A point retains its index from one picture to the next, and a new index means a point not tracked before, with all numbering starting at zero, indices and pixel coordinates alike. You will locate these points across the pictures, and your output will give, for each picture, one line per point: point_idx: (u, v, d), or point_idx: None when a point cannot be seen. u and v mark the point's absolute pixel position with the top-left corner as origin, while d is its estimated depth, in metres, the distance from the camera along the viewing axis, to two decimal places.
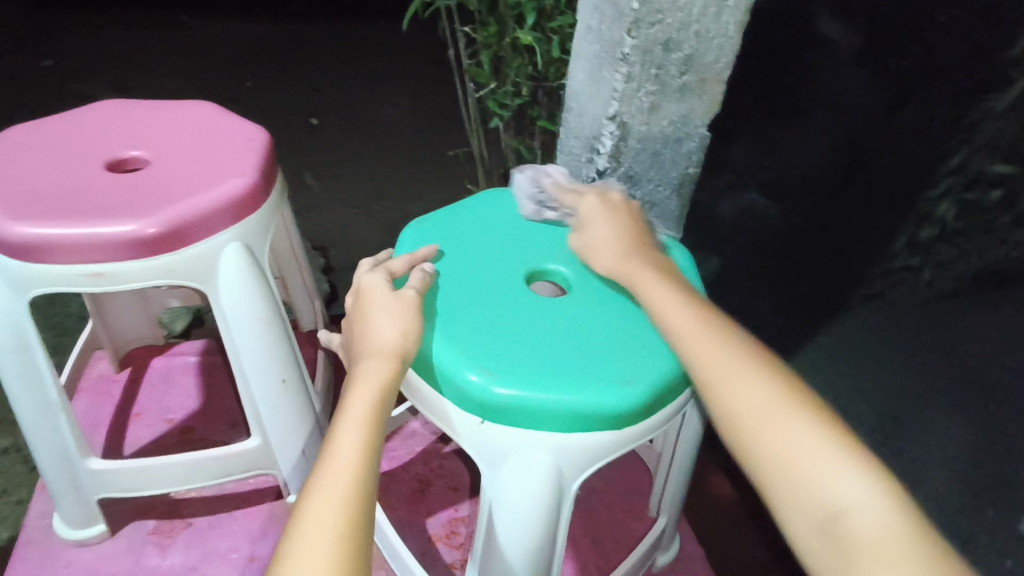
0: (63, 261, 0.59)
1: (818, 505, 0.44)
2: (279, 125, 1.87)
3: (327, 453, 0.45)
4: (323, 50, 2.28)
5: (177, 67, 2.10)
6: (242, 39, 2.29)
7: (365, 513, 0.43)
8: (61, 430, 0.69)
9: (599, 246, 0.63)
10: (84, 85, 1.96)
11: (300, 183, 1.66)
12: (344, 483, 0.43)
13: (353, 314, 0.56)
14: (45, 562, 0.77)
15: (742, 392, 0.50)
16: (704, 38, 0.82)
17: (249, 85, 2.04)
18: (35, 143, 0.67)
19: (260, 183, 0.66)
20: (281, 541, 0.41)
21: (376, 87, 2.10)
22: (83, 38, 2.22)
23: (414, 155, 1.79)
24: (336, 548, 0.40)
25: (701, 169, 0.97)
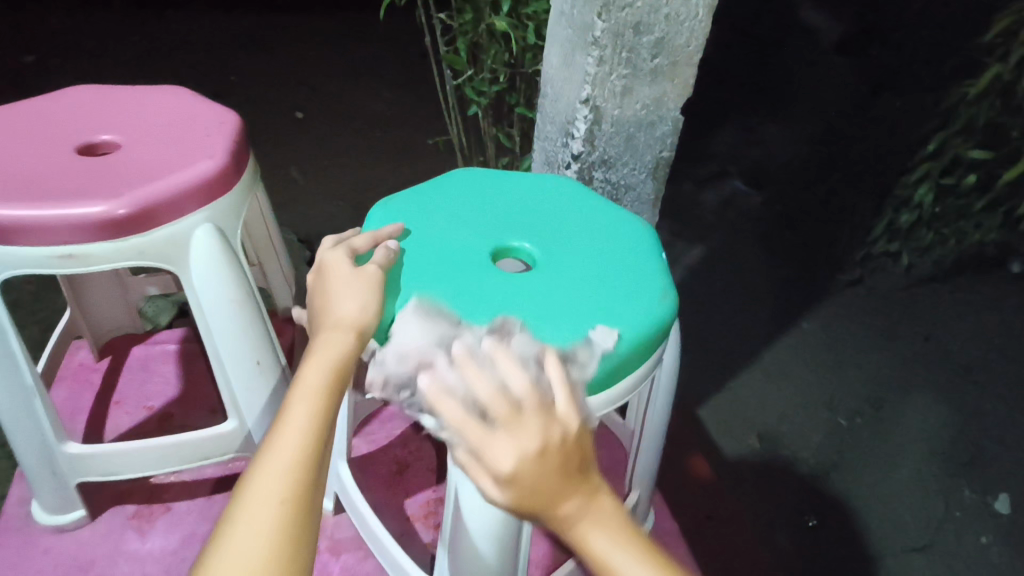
0: (35, 244, 0.59)
1: None
2: (263, 118, 1.87)
3: (279, 420, 0.46)
4: (306, 42, 2.27)
5: (163, 61, 2.08)
6: (224, 34, 2.27)
7: (314, 478, 0.44)
8: (37, 415, 0.69)
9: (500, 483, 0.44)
10: (66, 82, 1.94)
11: (286, 176, 1.66)
12: (294, 446, 0.44)
13: (315, 291, 0.56)
14: (24, 549, 0.78)
15: None
16: (675, 21, 0.83)
17: (233, 79, 2.04)
18: (8, 128, 0.68)
19: (231, 165, 0.67)
20: (229, 500, 0.43)
21: (359, 79, 2.09)
22: (62, 33, 2.20)
23: (398, 146, 1.79)
24: (280, 511, 0.41)
25: (674, 152, 0.98)
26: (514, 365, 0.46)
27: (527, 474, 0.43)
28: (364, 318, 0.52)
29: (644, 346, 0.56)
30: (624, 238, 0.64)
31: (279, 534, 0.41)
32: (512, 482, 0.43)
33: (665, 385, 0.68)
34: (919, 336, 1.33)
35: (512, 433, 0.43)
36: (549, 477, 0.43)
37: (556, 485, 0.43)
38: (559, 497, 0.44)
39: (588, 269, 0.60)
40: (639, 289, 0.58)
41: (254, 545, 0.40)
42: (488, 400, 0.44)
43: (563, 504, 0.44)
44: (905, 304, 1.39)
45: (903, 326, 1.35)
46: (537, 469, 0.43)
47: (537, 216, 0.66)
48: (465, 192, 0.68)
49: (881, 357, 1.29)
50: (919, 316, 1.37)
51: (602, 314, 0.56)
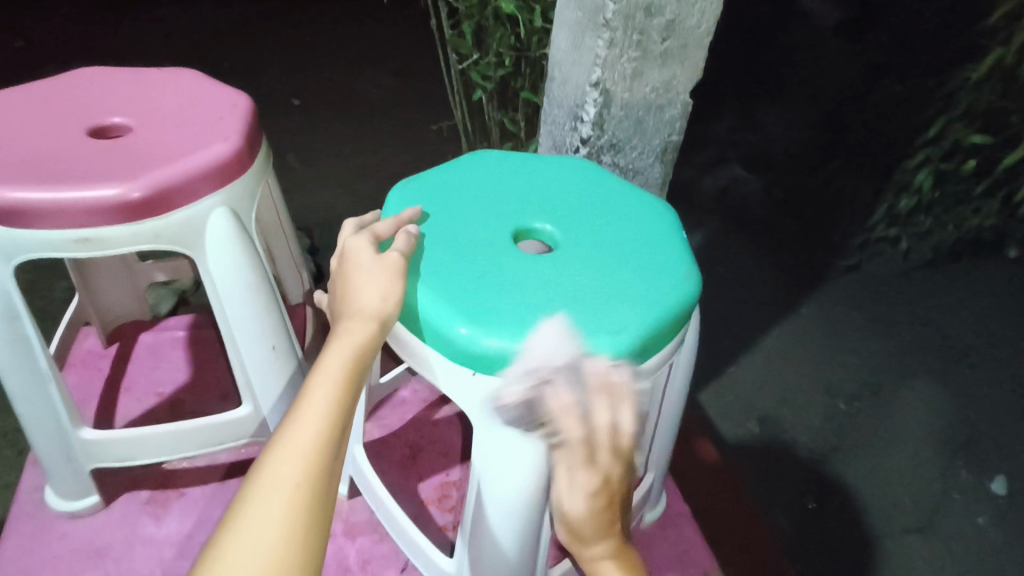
0: (48, 227, 0.58)
1: None
2: (262, 105, 1.85)
3: (298, 403, 0.46)
4: (304, 28, 2.24)
5: (160, 45, 2.06)
6: (220, 19, 2.24)
7: (330, 465, 0.44)
8: (52, 400, 0.69)
9: (573, 493, 0.52)
10: (62, 68, 1.92)
11: (285, 163, 1.65)
12: (313, 432, 0.44)
13: (336, 278, 0.54)
14: (39, 534, 0.78)
15: None
16: (686, 4, 0.82)
17: (230, 64, 2.01)
18: (17, 110, 0.66)
19: (244, 148, 0.66)
20: (245, 481, 0.43)
21: (359, 65, 2.07)
22: (55, 19, 2.16)
23: (398, 132, 1.78)
24: (293, 495, 0.41)
25: (683, 136, 0.98)
26: (629, 409, 0.53)
27: (606, 492, 0.51)
28: (386, 306, 0.51)
29: (663, 333, 0.55)
30: (641, 219, 0.64)
31: (295, 518, 0.41)
32: (582, 498, 0.51)
33: (683, 368, 0.67)
34: (919, 320, 1.34)
35: (603, 471, 0.51)
36: (610, 506, 0.52)
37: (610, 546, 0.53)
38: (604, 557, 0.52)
39: (606, 249, 0.59)
40: (661, 267, 0.58)
41: (266, 525, 0.40)
42: (598, 433, 0.52)
43: (600, 535, 0.53)
44: (906, 289, 1.40)
45: (904, 310, 1.36)
46: (609, 494, 0.52)
47: (554, 197, 0.65)
48: (481, 173, 0.67)
49: (882, 341, 1.30)
50: (918, 300, 1.38)
51: (625, 299, 0.55)
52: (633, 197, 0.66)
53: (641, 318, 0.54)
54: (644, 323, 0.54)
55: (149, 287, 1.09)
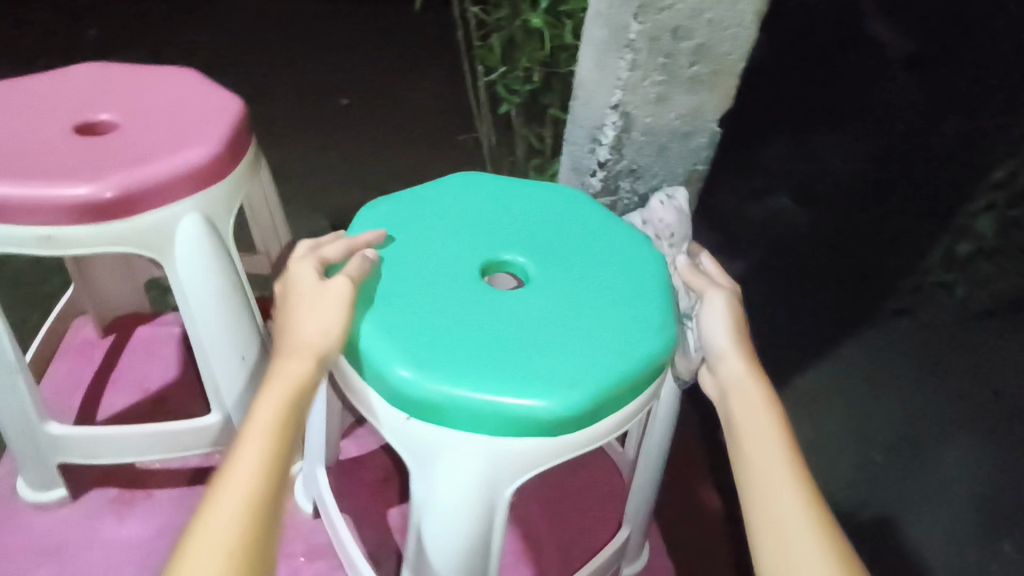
0: (15, 222, 0.57)
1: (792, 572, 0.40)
2: (307, 104, 1.87)
3: (228, 463, 0.42)
4: (360, 28, 2.26)
5: (220, 40, 2.11)
6: (280, 16, 2.28)
7: (267, 523, 0.39)
8: (19, 392, 0.68)
9: (717, 299, 0.56)
10: (124, 55, 1.99)
11: (324, 162, 1.65)
12: (245, 490, 0.40)
13: (280, 308, 0.51)
14: (5, 522, 0.78)
15: (770, 470, 0.45)
16: (717, 27, 0.77)
17: (282, 61, 2.05)
18: (9, 101, 0.66)
19: (226, 152, 0.64)
20: (175, 552, 0.38)
21: (409, 68, 2.06)
22: (127, 7, 2.25)
23: (436, 139, 1.75)
24: (226, 564, 0.36)
25: (708, 166, 0.93)
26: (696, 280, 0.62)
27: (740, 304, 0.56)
28: (327, 339, 0.48)
29: (631, 386, 0.51)
30: (626, 260, 0.58)
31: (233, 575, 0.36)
32: (725, 303, 0.55)
33: (665, 414, 0.62)
34: None
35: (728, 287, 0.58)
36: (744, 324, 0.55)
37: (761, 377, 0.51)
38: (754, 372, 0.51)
39: (580, 292, 0.55)
40: (636, 312, 0.54)
41: None
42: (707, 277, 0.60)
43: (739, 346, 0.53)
44: None
45: None
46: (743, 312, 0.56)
47: (535, 229, 0.60)
48: (462, 196, 0.63)
49: None
50: None
51: (591, 345, 0.51)
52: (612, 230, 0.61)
53: (609, 370, 0.49)
54: (602, 380, 0.49)
55: (149, 282, 1.09)
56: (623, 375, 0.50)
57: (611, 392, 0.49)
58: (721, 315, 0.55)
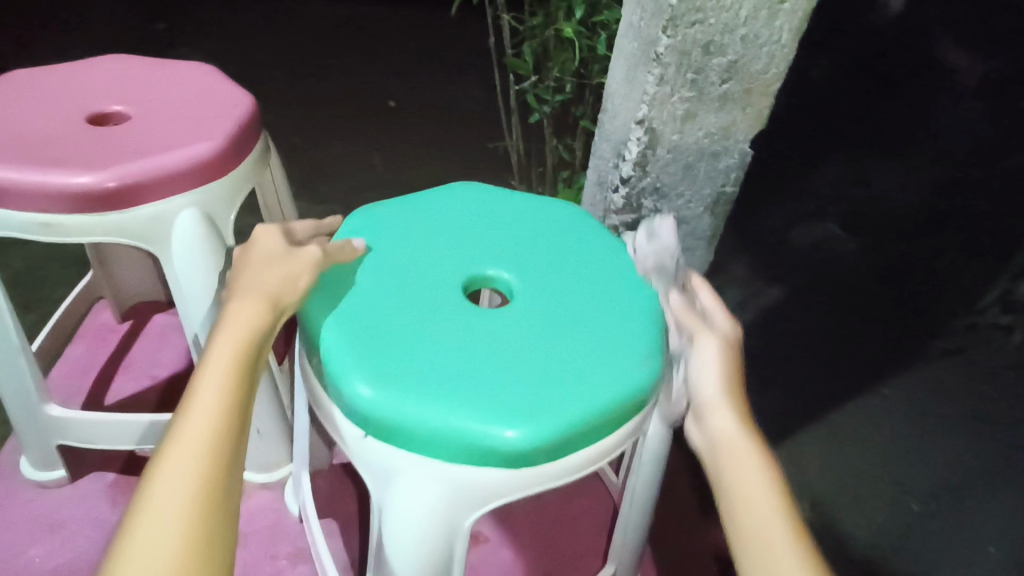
0: (15, 206, 0.58)
1: None
2: (354, 106, 1.90)
3: (182, 408, 0.40)
4: (415, 35, 2.29)
5: (279, 42, 2.19)
6: (338, 21, 2.34)
7: (230, 465, 0.38)
8: (21, 373, 0.70)
9: (708, 346, 0.50)
10: (188, 52, 2.07)
11: (365, 162, 1.67)
12: (202, 432, 0.39)
13: (237, 264, 0.51)
14: (7, 497, 0.80)
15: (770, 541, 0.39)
16: (751, 44, 0.72)
17: (336, 64, 2.09)
18: (32, 90, 0.68)
19: (229, 150, 0.64)
20: (131, 504, 0.36)
21: (459, 75, 2.07)
22: (196, 7, 2.36)
23: (478, 145, 1.75)
24: (188, 508, 0.36)
25: (738, 189, 0.87)
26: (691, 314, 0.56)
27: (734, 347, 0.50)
28: (285, 294, 0.48)
29: (618, 405, 0.48)
30: (617, 281, 0.57)
31: (195, 518, 0.35)
32: (720, 351, 0.49)
33: (652, 454, 0.58)
34: None
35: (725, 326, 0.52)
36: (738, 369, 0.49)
37: (762, 446, 0.45)
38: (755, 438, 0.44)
39: (564, 313, 0.53)
40: (617, 324, 0.52)
41: (161, 547, 0.34)
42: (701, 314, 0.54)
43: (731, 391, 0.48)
44: None
45: None
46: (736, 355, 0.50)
47: (526, 247, 0.59)
48: (452, 207, 0.62)
49: None
50: None
51: (567, 363, 0.49)
52: (598, 245, 0.60)
53: (587, 388, 0.47)
54: (580, 411, 0.46)
55: None
56: (608, 398, 0.47)
57: (590, 413, 0.46)
58: (711, 360, 0.49)
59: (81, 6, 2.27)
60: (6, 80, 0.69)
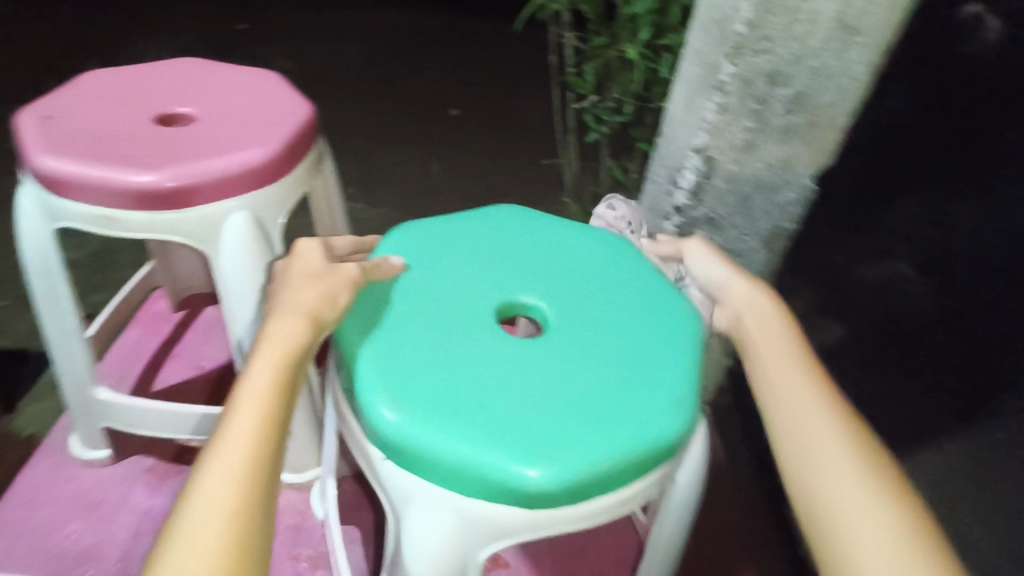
0: (81, 200, 0.61)
1: (816, 466, 0.43)
2: (419, 113, 1.93)
3: (222, 427, 0.41)
4: (484, 46, 2.32)
5: (352, 47, 2.25)
6: (410, 29, 2.40)
7: (265, 485, 0.39)
8: (75, 356, 0.73)
9: (696, 253, 0.61)
10: (265, 51, 2.16)
11: (423, 168, 1.69)
12: (240, 452, 0.39)
13: (279, 277, 0.51)
14: (54, 471, 0.84)
15: (783, 370, 0.49)
16: (821, 76, 0.68)
17: (404, 70, 2.15)
18: (107, 89, 0.71)
19: (283, 157, 0.66)
20: (171, 520, 0.37)
21: (524, 89, 2.08)
22: (277, 10, 2.46)
23: (537, 160, 1.75)
24: (226, 529, 0.36)
25: (798, 226, 0.82)
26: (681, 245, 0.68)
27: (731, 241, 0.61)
28: (322, 307, 0.47)
29: (650, 456, 0.46)
30: (658, 320, 0.55)
31: (229, 539, 0.36)
32: (702, 245, 0.61)
33: (678, 509, 0.55)
34: None
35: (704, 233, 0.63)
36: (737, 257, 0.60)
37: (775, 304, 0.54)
38: (774, 304, 0.53)
39: (600, 347, 0.51)
40: (656, 369, 0.50)
41: (197, 565, 0.35)
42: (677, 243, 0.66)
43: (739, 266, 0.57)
44: None
45: None
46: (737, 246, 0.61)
47: (567, 277, 0.57)
48: (496, 231, 0.61)
49: None
50: None
51: (598, 403, 0.47)
52: (641, 282, 0.58)
53: (617, 434, 0.46)
54: (606, 458, 0.45)
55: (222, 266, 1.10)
56: (639, 446, 0.45)
57: (620, 461, 0.45)
58: (698, 258, 0.61)
59: (175, 5, 2.41)
60: (86, 79, 0.73)
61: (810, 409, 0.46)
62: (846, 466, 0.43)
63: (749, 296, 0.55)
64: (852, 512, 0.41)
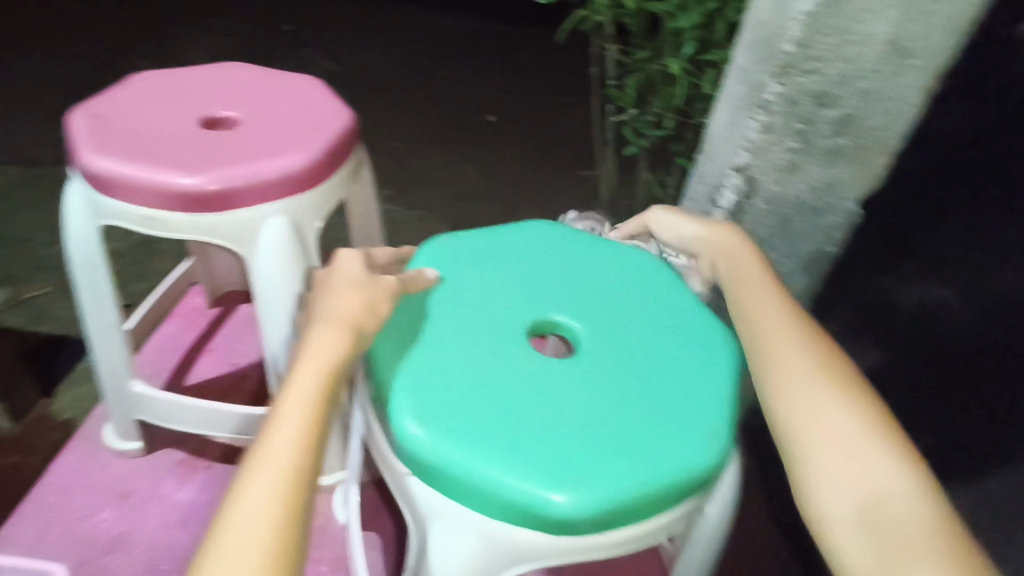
0: (126, 199, 0.62)
1: (809, 408, 0.47)
2: (457, 117, 1.94)
3: (264, 435, 0.42)
4: (524, 54, 2.33)
5: (394, 50, 2.28)
6: (452, 34, 2.42)
7: (305, 496, 0.39)
8: (113, 349, 0.75)
9: (661, 220, 0.64)
10: (309, 52, 2.21)
11: (459, 172, 1.70)
12: (281, 462, 0.40)
13: (319, 285, 0.52)
14: (89, 459, 0.86)
15: (767, 318, 0.53)
16: (870, 99, 0.66)
17: (444, 74, 2.16)
18: (157, 91, 0.73)
19: (322, 163, 0.66)
20: (215, 525, 0.38)
21: (562, 97, 2.08)
22: (323, 11, 2.50)
23: (573, 169, 1.74)
24: (267, 539, 0.37)
25: (841, 250, 0.79)
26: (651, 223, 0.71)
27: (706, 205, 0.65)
28: (363, 316, 0.47)
29: (684, 489, 0.45)
30: (697, 349, 0.53)
31: (271, 548, 0.37)
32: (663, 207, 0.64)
33: (704, 542, 0.54)
34: None
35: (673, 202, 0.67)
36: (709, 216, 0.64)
37: (750, 255, 0.58)
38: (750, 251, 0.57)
39: (636, 373, 0.50)
40: (693, 400, 0.49)
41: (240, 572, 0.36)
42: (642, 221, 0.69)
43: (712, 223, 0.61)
44: None
45: None
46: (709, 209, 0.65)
47: (605, 299, 0.57)
48: (533, 247, 0.61)
49: None
50: None
51: (633, 432, 0.46)
52: (681, 307, 0.57)
53: (652, 465, 0.45)
54: (637, 489, 0.44)
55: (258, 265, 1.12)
56: (673, 479, 0.45)
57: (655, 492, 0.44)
58: (667, 223, 0.64)
59: (226, 5, 2.47)
60: (138, 81, 0.75)
61: (795, 353, 0.50)
62: (835, 406, 0.47)
63: (728, 251, 0.59)
64: (823, 437, 0.46)
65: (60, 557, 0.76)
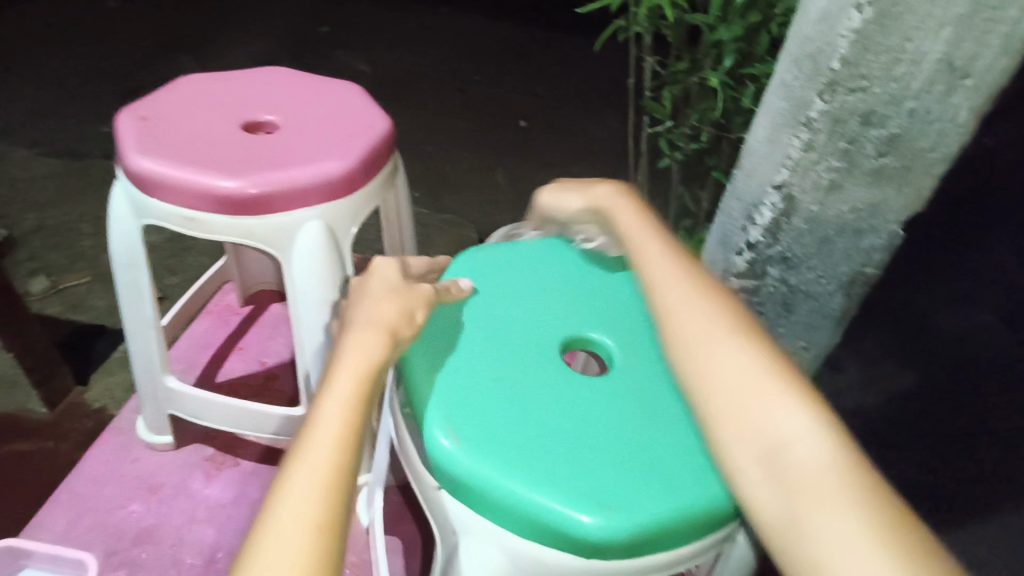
0: (169, 199, 0.63)
1: (715, 364, 0.46)
2: (489, 122, 1.95)
3: (303, 436, 0.42)
4: (558, 61, 2.33)
5: (429, 53, 2.30)
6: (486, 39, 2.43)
7: (347, 498, 0.40)
8: (150, 345, 0.76)
9: (554, 204, 0.62)
10: (345, 54, 2.23)
11: (489, 177, 1.71)
12: (323, 462, 0.40)
13: (355, 292, 0.52)
14: (121, 451, 0.87)
15: (665, 278, 0.52)
16: (920, 119, 0.64)
17: (477, 79, 2.17)
18: (201, 94, 0.74)
19: (360, 170, 0.67)
20: (257, 524, 0.39)
21: (595, 105, 2.08)
22: (360, 13, 2.53)
23: (604, 178, 1.73)
24: (312, 538, 0.37)
25: (881, 272, 0.77)
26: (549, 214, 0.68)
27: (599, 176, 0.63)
28: (400, 324, 0.48)
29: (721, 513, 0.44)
30: None
31: (314, 548, 0.37)
32: (548, 192, 0.62)
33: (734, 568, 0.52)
34: None
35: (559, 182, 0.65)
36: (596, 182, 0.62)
37: (641, 214, 0.57)
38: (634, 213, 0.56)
39: (666, 391, 0.50)
40: None
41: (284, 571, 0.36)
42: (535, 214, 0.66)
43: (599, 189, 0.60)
44: None
45: None
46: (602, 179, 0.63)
47: (636, 315, 0.56)
48: (564, 261, 0.61)
49: None
50: None
51: (666, 452, 0.46)
52: None
53: (687, 486, 0.44)
54: (674, 512, 0.43)
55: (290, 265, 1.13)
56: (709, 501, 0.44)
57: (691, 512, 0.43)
58: (554, 205, 0.62)
59: (267, 5, 2.51)
60: (182, 83, 0.76)
61: (694, 307, 0.50)
62: (741, 357, 0.46)
63: (620, 213, 0.57)
64: (729, 394, 0.45)
65: (92, 548, 0.77)
